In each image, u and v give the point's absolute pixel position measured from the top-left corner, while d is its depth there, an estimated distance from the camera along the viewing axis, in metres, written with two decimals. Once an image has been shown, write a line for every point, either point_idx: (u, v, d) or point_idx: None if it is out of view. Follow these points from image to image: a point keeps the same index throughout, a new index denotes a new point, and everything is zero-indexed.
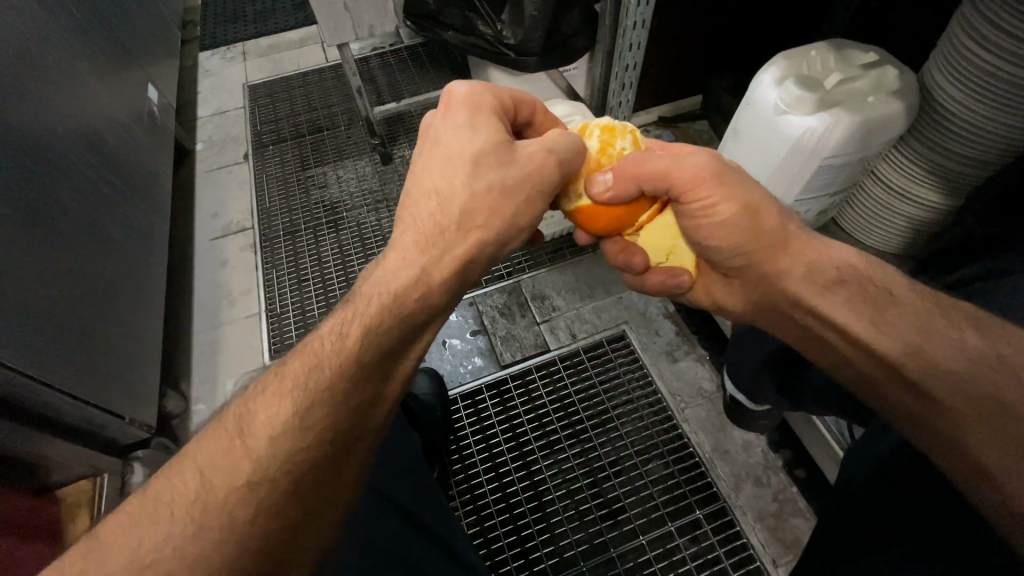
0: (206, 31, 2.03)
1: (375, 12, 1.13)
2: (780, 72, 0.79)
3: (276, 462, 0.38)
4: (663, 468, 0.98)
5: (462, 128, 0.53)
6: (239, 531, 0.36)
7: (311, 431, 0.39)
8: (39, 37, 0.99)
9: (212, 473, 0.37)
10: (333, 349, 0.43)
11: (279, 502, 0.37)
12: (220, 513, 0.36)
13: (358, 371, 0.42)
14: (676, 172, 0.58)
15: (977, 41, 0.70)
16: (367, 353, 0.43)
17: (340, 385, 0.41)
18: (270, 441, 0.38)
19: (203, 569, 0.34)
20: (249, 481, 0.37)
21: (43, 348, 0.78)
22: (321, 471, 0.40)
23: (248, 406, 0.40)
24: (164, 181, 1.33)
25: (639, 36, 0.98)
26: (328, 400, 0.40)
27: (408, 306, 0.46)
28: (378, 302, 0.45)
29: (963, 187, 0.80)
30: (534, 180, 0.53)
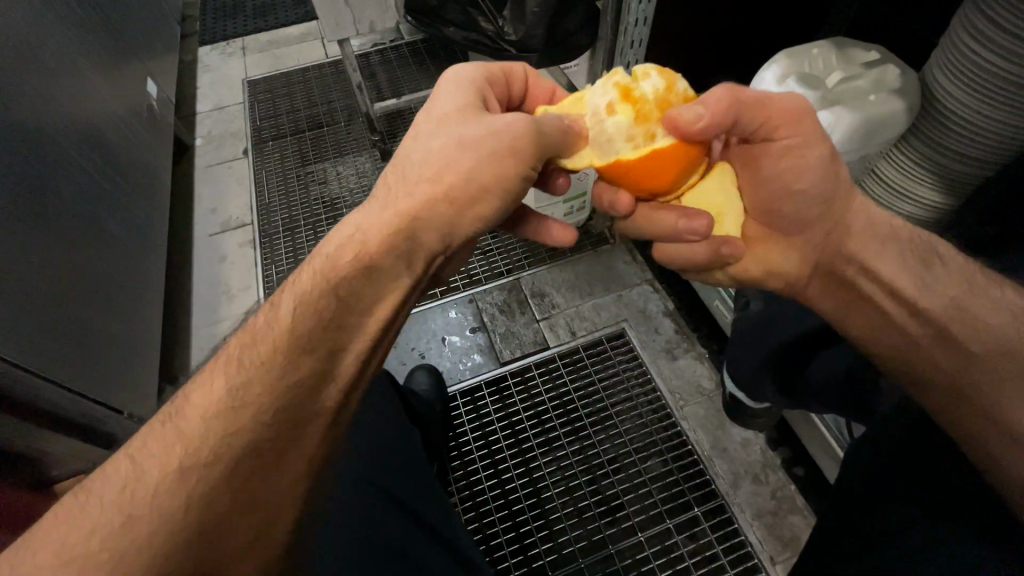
0: (206, 26, 2.02)
1: (376, 8, 1.12)
2: (782, 70, 0.79)
3: (202, 446, 0.39)
4: (661, 465, 0.98)
5: (443, 103, 0.53)
6: (166, 511, 0.37)
7: (234, 415, 0.40)
8: (38, 30, 0.99)
9: (143, 458, 0.38)
10: (268, 325, 0.43)
11: (206, 482, 0.38)
12: (146, 497, 0.37)
13: (290, 350, 0.42)
14: (771, 108, 0.52)
15: (978, 40, 0.70)
16: (298, 328, 0.43)
17: (273, 362, 0.42)
18: (198, 426, 0.39)
19: (137, 551, 0.35)
20: (180, 464, 0.38)
21: (41, 343, 0.78)
22: (247, 452, 0.40)
23: (188, 388, 0.42)
24: (163, 176, 1.33)
25: (642, 33, 1.00)
26: (259, 380, 0.41)
27: (343, 281, 0.45)
28: (315, 278, 0.45)
29: (964, 187, 0.80)
30: (511, 129, 0.48)
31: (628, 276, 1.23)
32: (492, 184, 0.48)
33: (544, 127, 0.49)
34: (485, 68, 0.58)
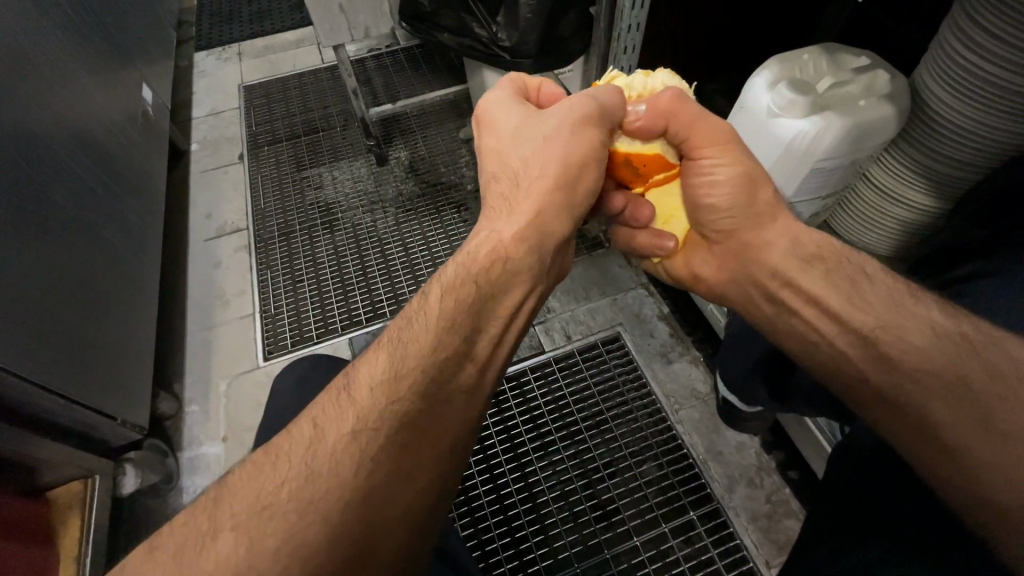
0: (202, 31, 2.03)
1: (371, 13, 1.12)
2: (772, 75, 0.79)
3: (369, 413, 0.42)
4: (657, 470, 0.98)
5: (495, 126, 0.60)
6: (324, 486, 0.39)
7: (397, 385, 0.43)
8: (33, 36, 0.99)
9: (323, 421, 0.42)
10: (420, 306, 0.48)
11: (362, 458, 0.41)
12: (329, 457, 0.40)
13: (446, 323, 0.46)
14: (697, 133, 0.58)
15: (967, 48, 0.71)
16: (449, 310, 0.47)
17: (435, 335, 0.46)
18: (371, 393, 0.42)
19: (310, 506, 0.38)
20: (355, 427, 0.41)
21: (32, 348, 0.77)
22: (415, 423, 0.43)
23: (353, 366, 0.45)
24: (158, 181, 1.32)
25: (634, 39, 1.00)
26: (419, 351, 0.45)
27: (483, 272, 0.49)
28: (458, 269, 0.50)
29: (953, 190, 0.81)
30: (575, 113, 0.55)
31: (622, 280, 1.24)
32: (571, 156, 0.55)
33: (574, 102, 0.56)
34: (501, 86, 0.63)
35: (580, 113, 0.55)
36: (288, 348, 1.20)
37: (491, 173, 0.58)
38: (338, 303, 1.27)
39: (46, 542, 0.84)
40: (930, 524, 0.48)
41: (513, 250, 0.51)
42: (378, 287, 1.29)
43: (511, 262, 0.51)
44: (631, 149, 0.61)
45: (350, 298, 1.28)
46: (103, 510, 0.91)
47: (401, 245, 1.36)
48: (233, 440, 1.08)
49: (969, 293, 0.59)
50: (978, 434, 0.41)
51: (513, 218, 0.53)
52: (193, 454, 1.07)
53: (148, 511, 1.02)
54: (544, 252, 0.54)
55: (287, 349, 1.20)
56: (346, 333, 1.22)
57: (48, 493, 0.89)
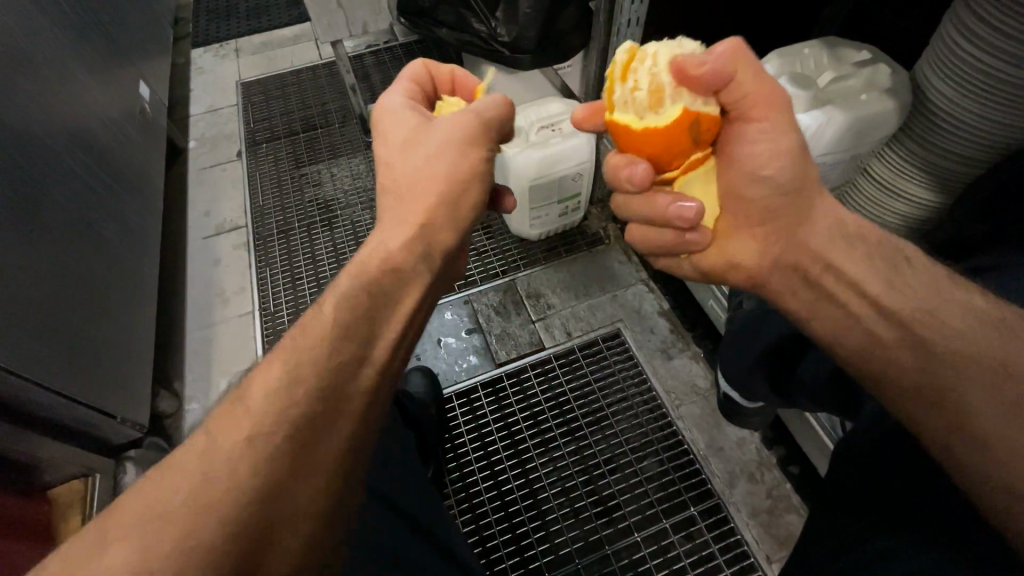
0: (199, 28, 2.02)
1: (369, 9, 1.11)
2: (774, 70, 0.79)
3: (284, 407, 0.40)
4: (657, 465, 0.98)
5: (395, 135, 0.57)
6: (236, 485, 0.37)
7: (297, 385, 0.41)
8: (30, 32, 0.98)
9: (214, 441, 0.38)
10: (313, 314, 0.45)
11: (281, 452, 0.39)
12: (221, 472, 0.37)
13: (337, 332, 0.44)
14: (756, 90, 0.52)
15: (969, 41, 0.70)
16: (340, 318, 0.45)
17: (325, 344, 0.43)
18: (266, 400, 0.40)
19: (192, 545, 0.35)
20: (244, 448, 0.38)
21: (30, 346, 0.77)
22: (318, 427, 0.41)
23: (245, 380, 0.42)
24: (156, 179, 1.32)
25: (634, 34, 0.99)
26: (315, 362, 0.42)
27: (375, 281, 0.48)
28: (350, 276, 0.48)
29: (955, 184, 0.80)
30: (455, 135, 0.54)
31: (623, 276, 1.23)
32: (462, 179, 0.54)
33: (472, 117, 0.55)
34: (400, 87, 0.62)
35: (466, 130, 0.55)
36: None
37: (382, 181, 0.57)
38: None
39: (46, 541, 0.84)
40: (932, 519, 0.48)
41: (404, 260, 0.50)
42: None
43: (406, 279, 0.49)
44: (694, 109, 0.50)
45: None
46: (103, 508, 0.91)
47: None
48: None
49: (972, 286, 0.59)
50: (981, 428, 0.41)
51: (398, 224, 0.52)
52: None
53: None
54: (433, 258, 0.52)
55: None
56: None
57: (48, 492, 0.89)
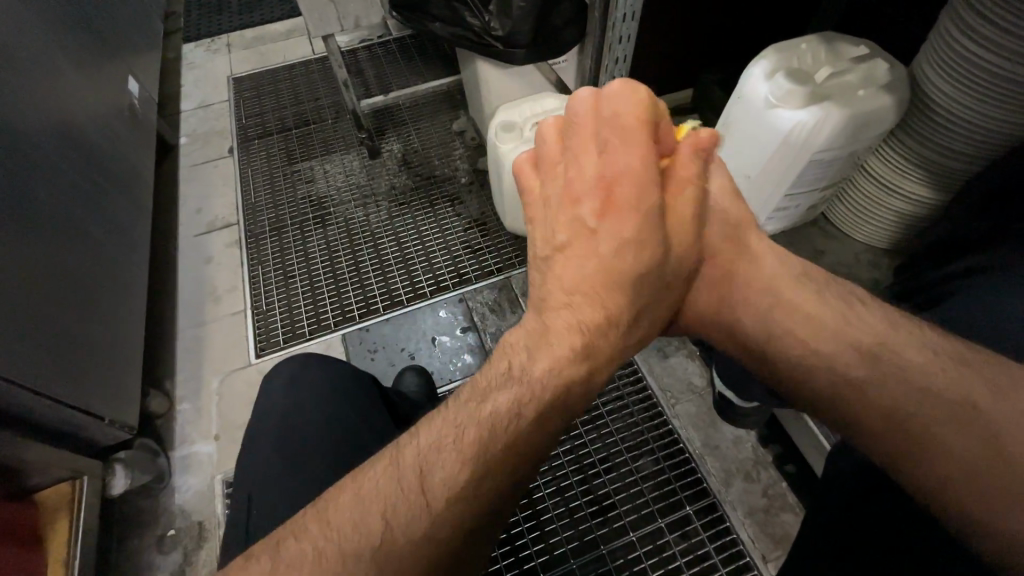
0: (190, 22, 1.99)
1: (360, 3, 1.09)
2: (770, 64, 0.78)
3: (484, 470, 0.36)
4: (653, 464, 0.98)
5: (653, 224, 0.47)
6: (429, 535, 0.35)
7: (505, 446, 0.37)
8: (15, 27, 0.96)
9: (387, 518, 0.35)
10: (507, 411, 0.38)
11: (470, 521, 0.36)
12: (394, 561, 0.34)
13: (526, 442, 0.38)
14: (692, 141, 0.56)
15: (968, 36, 0.69)
16: (535, 425, 0.39)
17: (511, 458, 0.37)
18: (446, 499, 0.35)
19: None
20: (411, 547, 0.34)
21: (14, 347, 0.75)
22: (490, 523, 0.37)
23: (422, 450, 0.37)
24: (146, 176, 1.30)
25: (629, 29, 0.98)
26: (495, 472, 0.37)
27: (575, 377, 0.41)
28: (553, 370, 0.40)
29: (951, 181, 0.80)
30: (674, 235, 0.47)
31: None
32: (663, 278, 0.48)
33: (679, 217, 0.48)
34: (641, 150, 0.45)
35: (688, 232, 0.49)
36: (281, 345, 1.19)
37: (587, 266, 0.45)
38: (331, 299, 1.26)
39: (34, 545, 0.83)
40: None
41: (602, 361, 0.43)
42: (371, 282, 1.28)
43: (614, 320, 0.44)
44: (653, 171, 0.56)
45: (343, 294, 1.26)
46: (92, 511, 0.90)
47: (393, 239, 1.35)
48: (226, 438, 1.07)
49: (969, 286, 0.58)
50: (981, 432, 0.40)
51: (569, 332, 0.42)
52: (185, 452, 1.06)
53: (140, 511, 1.00)
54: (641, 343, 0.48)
55: (279, 346, 1.19)
56: (338, 330, 1.21)
57: (35, 495, 0.87)
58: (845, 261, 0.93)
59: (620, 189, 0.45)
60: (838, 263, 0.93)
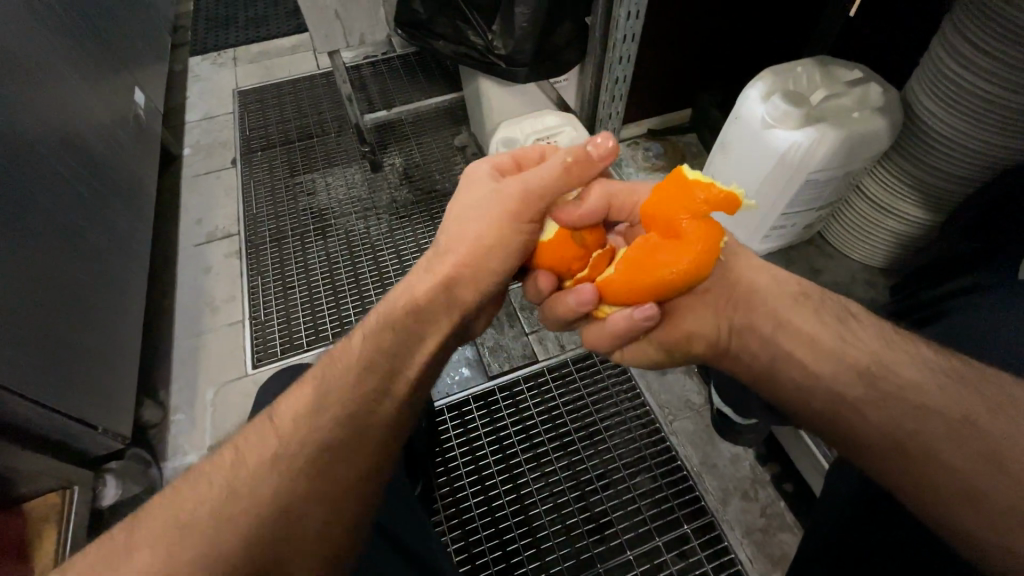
0: (198, 37, 2.03)
1: (366, 21, 1.11)
2: (766, 86, 0.79)
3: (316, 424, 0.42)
4: (650, 481, 0.97)
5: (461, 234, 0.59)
6: (276, 445, 0.40)
7: (341, 379, 0.45)
8: (23, 37, 0.98)
9: (247, 451, 0.40)
10: (347, 353, 0.48)
11: (321, 438, 0.41)
12: (246, 481, 0.38)
13: (365, 373, 0.46)
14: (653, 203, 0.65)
15: (961, 63, 0.71)
16: (371, 359, 0.47)
17: (351, 383, 0.45)
18: (292, 420, 0.42)
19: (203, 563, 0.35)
20: (267, 461, 0.39)
21: (8, 353, 0.75)
22: (347, 448, 0.42)
23: (278, 404, 0.44)
24: (148, 185, 1.31)
25: (629, 50, 1.00)
26: (342, 397, 0.44)
27: (401, 329, 0.51)
28: (378, 328, 0.51)
29: (946, 202, 0.81)
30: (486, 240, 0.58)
31: None
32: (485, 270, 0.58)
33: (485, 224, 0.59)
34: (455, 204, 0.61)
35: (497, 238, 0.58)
36: (278, 356, 1.18)
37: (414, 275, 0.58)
38: (329, 311, 1.26)
39: (19, 556, 0.82)
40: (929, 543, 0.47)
41: (421, 312, 0.53)
42: (370, 294, 1.28)
43: (414, 307, 0.53)
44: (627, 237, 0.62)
45: (341, 305, 1.26)
46: (81, 522, 0.88)
47: (393, 252, 1.35)
48: None
49: (966, 305, 0.59)
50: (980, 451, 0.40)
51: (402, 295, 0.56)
52: (177, 463, 1.05)
53: None
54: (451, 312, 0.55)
55: (276, 357, 1.18)
56: (336, 341, 1.20)
57: (24, 505, 0.87)
58: (842, 280, 0.94)
59: (468, 197, 0.62)
60: (835, 282, 0.94)
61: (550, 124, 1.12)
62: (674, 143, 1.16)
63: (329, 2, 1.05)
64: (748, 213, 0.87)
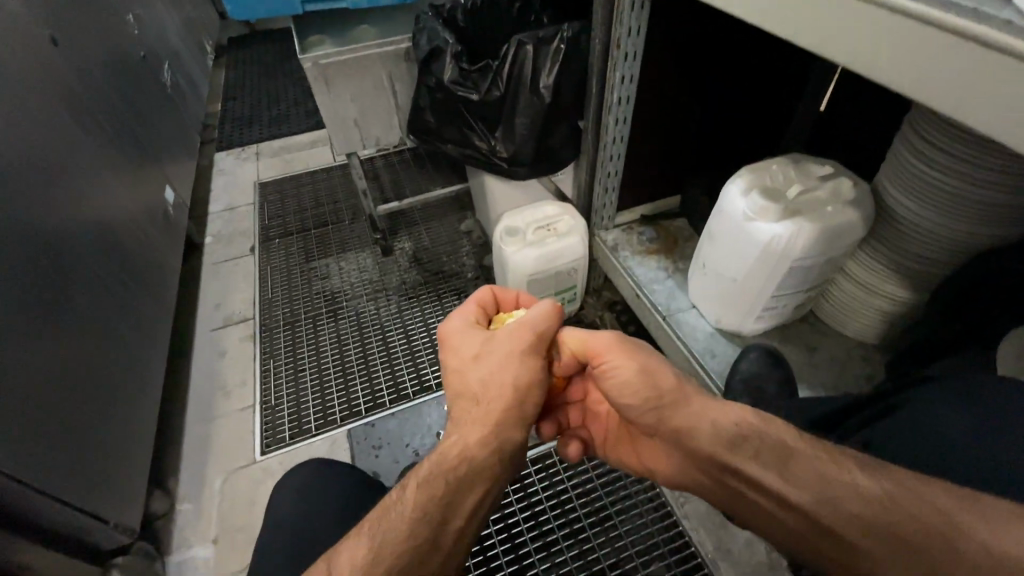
0: (225, 134, 2.21)
1: (381, 126, 1.23)
2: (745, 182, 0.87)
3: (379, 540, 0.51)
4: (665, 570, 0.95)
5: (488, 381, 0.63)
6: None
7: (397, 540, 0.51)
8: (69, 151, 1.08)
9: None
10: (400, 510, 0.54)
11: None
12: None
13: (410, 543, 0.51)
14: (594, 343, 0.67)
15: (922, 159, 0.78)
16: (425, 515, 0.53)
17: (403, 553, 0.50)
18: None
19: None
20: None
21: (35, 452, 0.77)
22: None
23: (331, 565, 0.51)
24: (172, 276, 1.39)
25: (618, 149, 1.10)
26: (386, 559, 0.50)
27: (445, 486, 0.55)
28: (426, 488, 0.55)
29: (926, 284, 0.86)
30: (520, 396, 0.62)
31: None
32: (512, 439, 0.61)
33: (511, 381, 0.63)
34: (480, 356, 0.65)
35: (520, 396, 0.62)
36: (286, 441, 1.19)
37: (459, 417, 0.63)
38: (339, 393, 1.28)
39: None
40: None
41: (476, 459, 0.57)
42: (379, 374, 1.31)
43: (462, 461, 0.57)
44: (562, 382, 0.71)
45: (349, 386, 1.29)
46: None
47: (402, 333, 1.39)
48: (224, 542, 1.04)
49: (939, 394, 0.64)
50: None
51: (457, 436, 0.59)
52: (182, 557, 1.03)
53: None
54: (500, 458, 0.59)
55: (284, 442, 1.19)
56: (345, 425, 1.21)
57: None
58: (838, 358, 0.97)
59: (483, 348, 0.66)
60: (830, 359, 0.97)
61: (550, 214, 1.20)
62: (666, 227, 1.23)
63: (349, 112, 1.18)
64: (739, 296, 0.93)
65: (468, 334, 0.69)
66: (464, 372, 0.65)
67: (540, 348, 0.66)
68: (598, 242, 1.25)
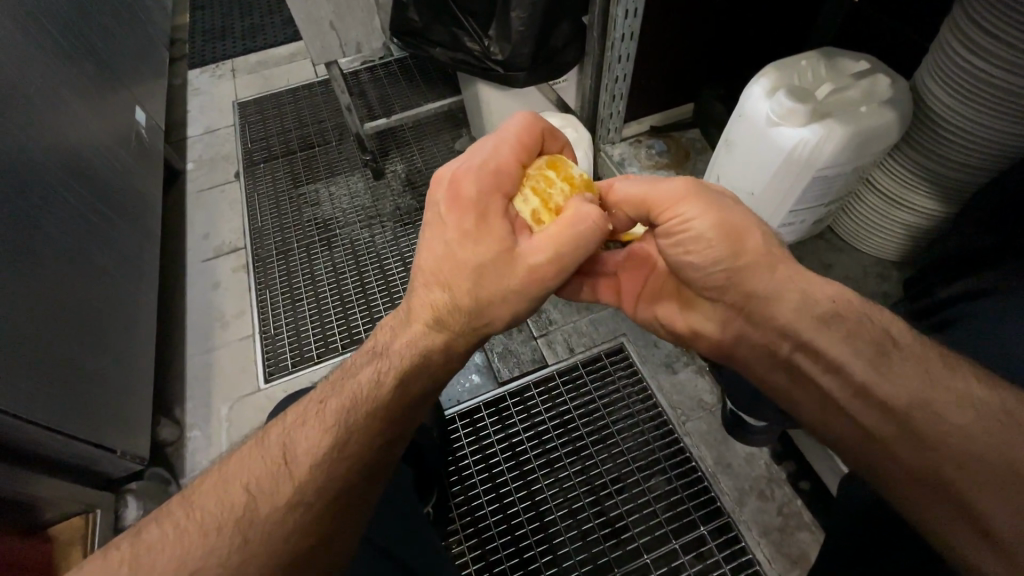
0: (195, 49, 2.03)
1: (362, 29, 1.11)
2: (770, 82, 0.77)
3: (346, 425, 0.48)
4: (666, 483, 0.97)
5: (466, 271, 0.54)
6: (295, 486, 0.45)
7: (363, 414, 0.49)
8: (26, 67, 0.99)
9: (260, 492, 0.45)
10: (372, 390, 0.50)
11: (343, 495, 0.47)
12: (268, 508, 0.44)
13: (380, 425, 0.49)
14: (655, 197, 0.61)
15: (970, 50, 0.69)
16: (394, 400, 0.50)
17: (374, 437, 0.49)
18: (310, 467, 0.46)
19: (284, 515, 0.44)
20: (292, 499, 0.45)
21: (31, 388, 0.76)
22: (359, 488, 0.48)
23: (293, 434, 0.48)
24: (154, 205, 1.32)
25: (628, 48, 0.98)
26: (355, 458, 0.47)
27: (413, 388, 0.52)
28: (392, 374, 0.51)
29: (958, 196, 0.80)
30: (529, 288, 0.54)
31: None
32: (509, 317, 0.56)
33: (518, 283, 0.54)
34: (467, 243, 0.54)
35: (532, 287, 0.54)
36: (289, 369, 1.19)
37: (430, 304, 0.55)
38: (338, 321, 1.26)
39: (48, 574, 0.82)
40: None
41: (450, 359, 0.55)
42: (377, 303, 1.28)
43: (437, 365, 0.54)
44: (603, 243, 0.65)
45: (349, 314, 1.27)
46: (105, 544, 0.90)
47: (399, 261, 1.35)
48: None
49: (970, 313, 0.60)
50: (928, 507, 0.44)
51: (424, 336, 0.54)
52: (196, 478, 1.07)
53: None
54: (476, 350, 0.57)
55: (288, 370, 1.19)
56: (347, 352, 1.21)
57: (50, 530, 0.87)
58: (853, 274, 0.93)
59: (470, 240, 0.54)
60: (845, 276, 0.92)
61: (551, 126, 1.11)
62: (677, 140, 1.14)
63: (323, 12, 1.04)
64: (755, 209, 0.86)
65: (453, 212, 0.55)
66: (429, 251, 0.56)
67: (536, 278, 0.54)
68: (603, 157, 1.17)
